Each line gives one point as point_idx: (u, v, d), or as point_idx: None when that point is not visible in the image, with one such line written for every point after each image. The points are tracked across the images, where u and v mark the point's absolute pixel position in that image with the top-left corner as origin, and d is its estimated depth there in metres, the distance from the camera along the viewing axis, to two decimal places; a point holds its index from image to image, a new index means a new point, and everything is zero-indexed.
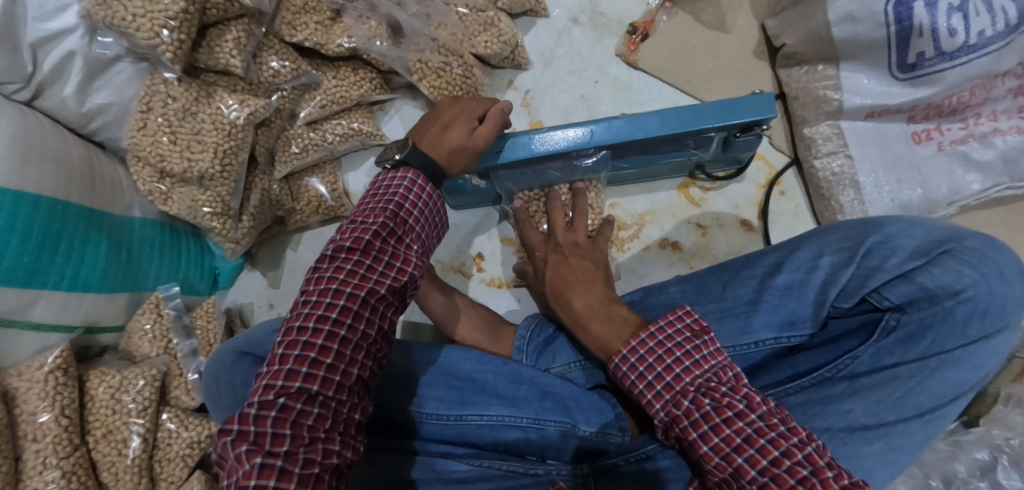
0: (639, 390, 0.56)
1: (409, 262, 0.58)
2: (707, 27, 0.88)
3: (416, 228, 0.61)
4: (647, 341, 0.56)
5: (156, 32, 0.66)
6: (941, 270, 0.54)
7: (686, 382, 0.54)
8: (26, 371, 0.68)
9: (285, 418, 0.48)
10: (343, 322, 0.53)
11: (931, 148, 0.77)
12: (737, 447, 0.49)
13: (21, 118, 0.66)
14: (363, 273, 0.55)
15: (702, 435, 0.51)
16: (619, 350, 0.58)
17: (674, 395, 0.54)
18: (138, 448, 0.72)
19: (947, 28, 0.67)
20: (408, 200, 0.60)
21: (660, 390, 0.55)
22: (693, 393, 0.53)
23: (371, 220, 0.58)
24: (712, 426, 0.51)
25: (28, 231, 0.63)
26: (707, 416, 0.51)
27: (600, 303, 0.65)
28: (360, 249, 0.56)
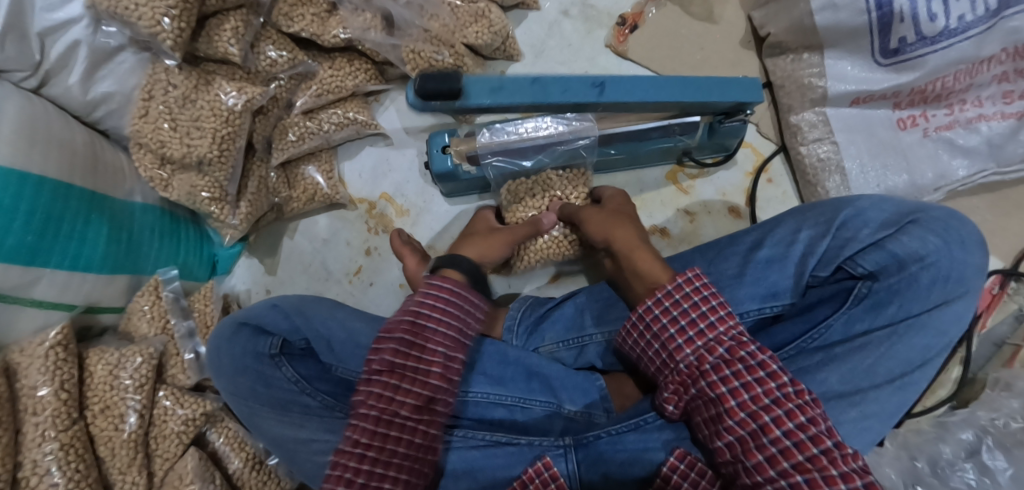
0: (670, 333, 0.58)
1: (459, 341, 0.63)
2: (694, 18, 0.90)
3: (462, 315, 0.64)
4: (685, 290, 0.58)
5: (157, 21, 0.69)
6: (909, 237, 0.57)
7: (718, 334, 0.56)
8: (28, 346, 0.70)
9: (365, 455, 0.56)
10: (423, 393, 0.59)
11: (917, 134, 0.78)
12: (764, 404, 0.53)
13: (28, 105, 0.69)
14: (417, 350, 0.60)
15: (732, 389, 0.54)
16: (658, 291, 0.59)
17: (705, 344, 0.56)
18: (134, 423, 0.74)
19: (927, 13, 0.69)
20: (436, 295, 0.63)
21: (690, 336, 0.57)
22: (728, 346, 0.55)
23: (393, 334, 0.61)
24: (744, 383, 0.54)
25: (32, 211, 0.66)
26: (741, 374, 0.54)
27: (639, 258, 0.66)
28: (405, 348, 0.60)
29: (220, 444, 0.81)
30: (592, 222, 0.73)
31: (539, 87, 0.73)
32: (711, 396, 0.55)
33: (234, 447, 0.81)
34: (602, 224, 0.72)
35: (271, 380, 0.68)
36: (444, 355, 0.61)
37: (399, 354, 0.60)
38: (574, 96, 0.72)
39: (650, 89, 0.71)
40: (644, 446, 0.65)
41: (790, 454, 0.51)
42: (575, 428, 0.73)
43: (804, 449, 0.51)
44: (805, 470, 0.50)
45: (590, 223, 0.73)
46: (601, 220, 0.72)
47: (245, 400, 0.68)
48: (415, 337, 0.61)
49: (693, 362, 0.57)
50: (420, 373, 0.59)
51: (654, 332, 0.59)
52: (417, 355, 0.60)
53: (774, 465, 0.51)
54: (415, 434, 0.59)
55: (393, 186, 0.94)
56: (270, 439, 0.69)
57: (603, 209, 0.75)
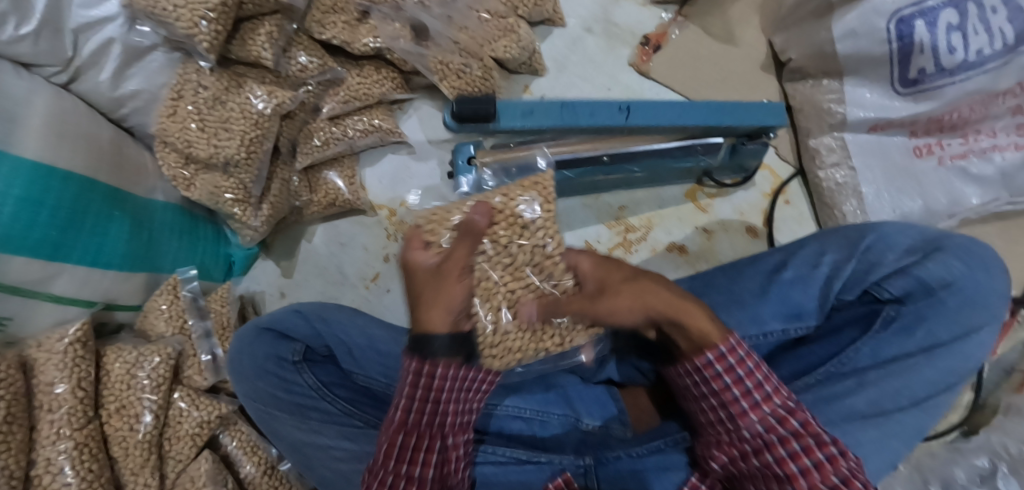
0: (732, 395, 0.56)
1: (453, 431, 0.61)
2: (716, 40, 0.92)
3: (452, 407, 0.60)
4: (744, 354, 0.56)
5: (195, 23, 0.70)
6: (935, 263, 0.58)
7: (782, 402, 0.55)
8: (46, 341, 0.69)
9: None
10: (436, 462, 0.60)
11: (932, 162, 0.80)
12: (832, 482, 0.53)
13: (59, 99, 0.70)
14: (414, 454, 0.58)
15: (800, 466, 0.54)
16: (714, 350, 0.56)
17: (770, 413, 0.55)
18: (150, 424, 0.73)
19: (947, 46, 0.71)
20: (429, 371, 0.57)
21: (743, 395, 0.56)
22: (793, 416, 0.55)
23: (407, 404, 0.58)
24: (814, 462, 0.53)
25: (57, 205, 0.66)
26: (811, 450, 0.54)
27: (700, 321, 0.57)
28: (399, 450, 0.58)
29: (233, 448, 0.80)
30: (624, 309, 0.58)
31: (562, 109, 0.78)
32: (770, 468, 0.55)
33: (246, 451, 0.80)
34: (642, 303, 0.57)
35: (291, 385, 0.69)
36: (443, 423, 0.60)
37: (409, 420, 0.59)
38: (596, 118, 0.78)
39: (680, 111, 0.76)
40: (665, 466, 0.66)
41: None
42: (591, 442, 0.72)
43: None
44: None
45: (620, 308, 0.58)
46: (632, 300, 0.58)
47: (264, 404, 0.68)
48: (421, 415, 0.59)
49: (757, 430, 0.56)
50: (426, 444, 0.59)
51: (715, 390, 0.57)
52: (411, 458, 0.58)
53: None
54: None
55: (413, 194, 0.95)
56: (287, 444, 0.68)
57: (613, 279, 0.59)
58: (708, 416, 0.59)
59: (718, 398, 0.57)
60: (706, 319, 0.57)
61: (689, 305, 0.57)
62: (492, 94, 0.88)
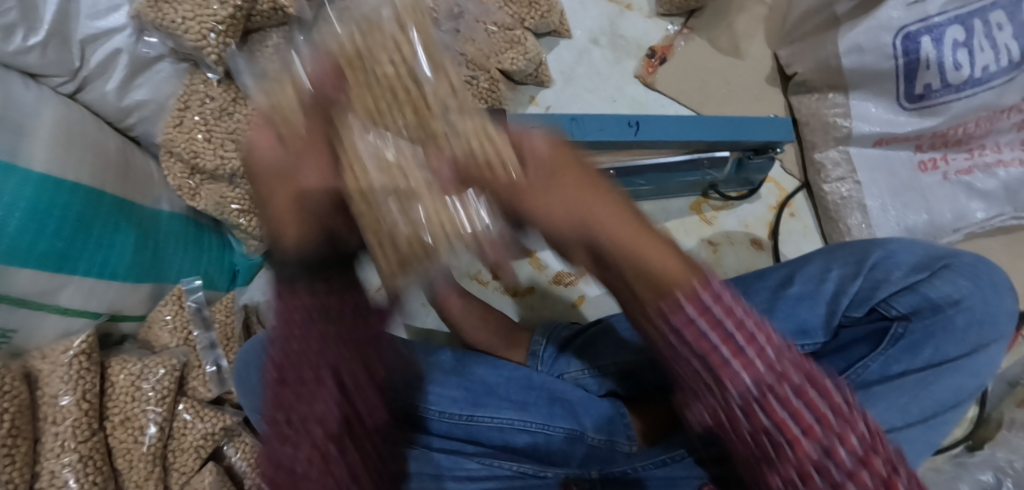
0: (700, 343, 0.36)
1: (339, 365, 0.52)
2: (722, 53, 0.92)
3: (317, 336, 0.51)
4: (722, 291, 0.36)
5: (203, 35, 0.71)
6: (943, 281, 0.59)
7: (784, 357, 0.36)
8: (51, 353, 0.69)
9: None
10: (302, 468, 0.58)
11: (937, 176, 0.81)
12: (858, 478, 0.36)
13: (66, 110, 0.70)
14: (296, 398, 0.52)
15: (820, 468, 0.36)
16: (698, 291, 0.36)
17: (760, 368, 0.36)
18: (154, 436, 0.73)
19: (953, 62, 0.72)
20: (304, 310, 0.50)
21: (747, 349, 0.36)
22: (821, 385, 0.36)
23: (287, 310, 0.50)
24: (856, 462, 0.36)
25: (64, 216, 0.66)
26: (852, 443, 0.36)
27: (671, 257, 0.36)
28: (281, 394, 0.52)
29: (237, 460, 0.80)
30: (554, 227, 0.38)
31: (577, 124, 0.70)
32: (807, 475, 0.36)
33: (249, 463, 0.80)
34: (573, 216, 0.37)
35: None
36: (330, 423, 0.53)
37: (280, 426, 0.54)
38: (611, 135, 0.70)
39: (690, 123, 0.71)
40: None
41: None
42: (598, 456, 0.71)
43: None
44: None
45: (554, 211, 0.37)
46: (577, 206, 0.37)
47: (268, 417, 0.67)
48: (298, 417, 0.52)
49: None
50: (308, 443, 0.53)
51: None
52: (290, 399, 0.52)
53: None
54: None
55: None
56: None
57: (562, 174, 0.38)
58: (690, 375, 0.39)
59: (743, 361, 0.36)
60: (644, 238, 0.36)
61: (630, 221, 0.37)
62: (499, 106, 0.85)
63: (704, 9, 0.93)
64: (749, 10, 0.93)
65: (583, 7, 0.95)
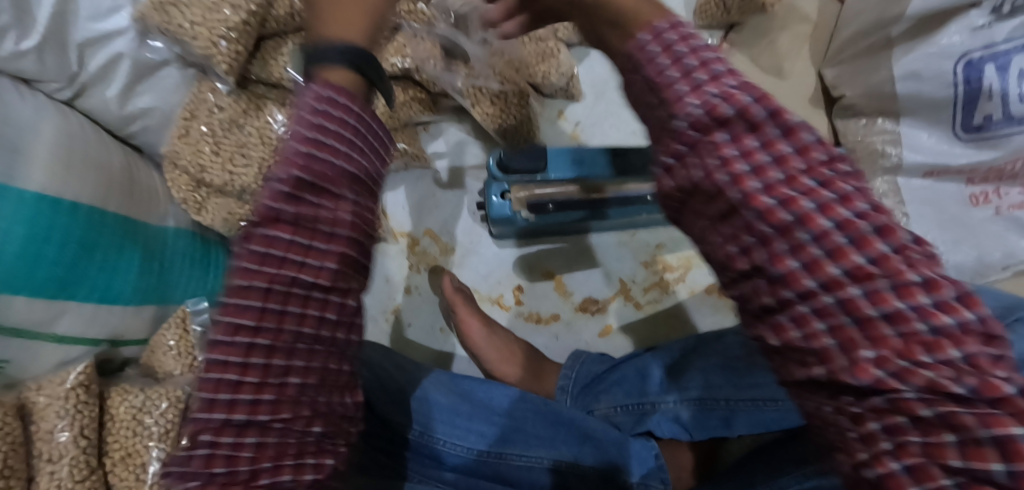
0: (668, 79, 0.41)
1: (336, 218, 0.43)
2: (764, 71, 0.88)
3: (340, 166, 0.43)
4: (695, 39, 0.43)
5: (213, 42, 0.65)
6: (1017, 337, 0.55)
7: (740, 87, 0.41)
8: (48, 385, 0.64)
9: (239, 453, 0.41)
10: (238, 457, 0.41)
11: (988, 211, 0.76)
12: (819, 228, 0.36)
13: (64, 120, 0.64)
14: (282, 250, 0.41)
15: (767, 181, 0.37)
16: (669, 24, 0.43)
17: (721, 90, 0.40)
18: (157, 473, 0.67)
19: (1018, 94, 0.66)
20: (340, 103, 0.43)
21: (705, 81, 0.41)
22: (775, 107, 0.39)
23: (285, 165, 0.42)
24: (802, 189, 0.37)
25: (64, 241, 0.60)
26: (817, 171, 0.37)
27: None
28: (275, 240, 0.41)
29: None
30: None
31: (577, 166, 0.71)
32: (744, 173, 0.38)
33: None
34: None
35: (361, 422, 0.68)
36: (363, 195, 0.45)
37: (240, 316, 0.41)
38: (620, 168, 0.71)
39: None
40: None
41: (919, 372, 0.32)
42: None
43: (843, 288, 0.35)
44: (953, 429, 0.31)
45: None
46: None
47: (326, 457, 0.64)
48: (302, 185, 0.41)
49: None
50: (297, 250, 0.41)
51: None
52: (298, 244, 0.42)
53: (934, 403, 0.32)
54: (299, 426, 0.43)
55: (439, 223, 0.89)
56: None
57: None
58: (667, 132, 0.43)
59: (694, 89, 0.40)
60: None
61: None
62: (528, 121, 0.84)
63: (744, 24, 0.88)
64: (793, 27, 0.88)
65: None
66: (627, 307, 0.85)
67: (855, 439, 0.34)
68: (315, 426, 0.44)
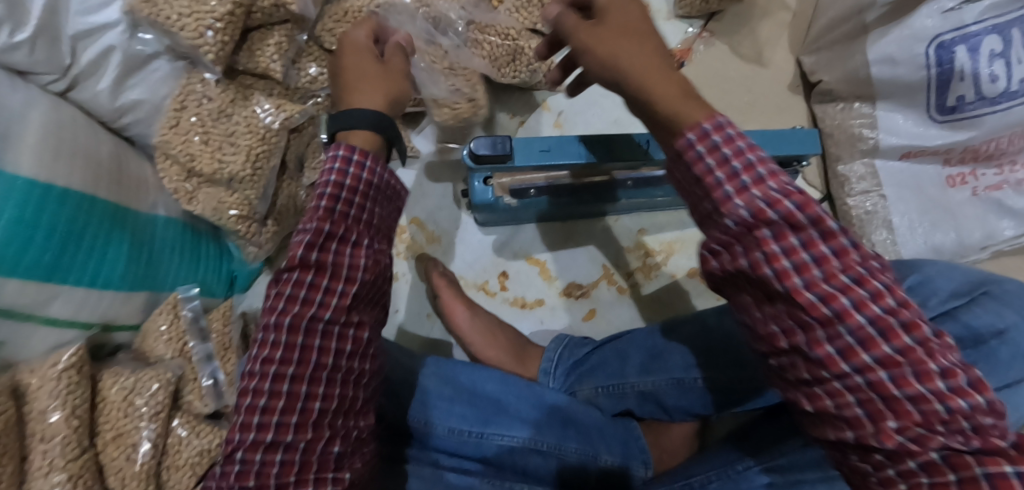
0: (715, 180, 0.42)
1: (357, 268, 0.51)
2: (744, 59, 0.89)
3: (362, 221, 0.52)
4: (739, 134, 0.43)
5: (201, 33, 0.67)
6: (983, 310, 0.55)
7: (781, 183, 0.41)
8: (39, 368, 0.66)
9: (268, 472, 0.48)
10: (268, 473, 0.48)
11: (965, 192, 0.77)
12: (853, 322, 0.39)
13: (55, 110, 0.66)
14: (305, 295, 0.49)
15: (808, 279, 0.40)
16: (710, 120, 0.44)
17: (764, 194, 0.41)
18: (147, 453, 0.69)
19: (988, 74, 0.68)
20: (349, 177, 0.51)
21: (750, 183, 0.42)
22: (813, 207, 0.40)
23: (306, 226, 0.50)
24: (840, 286, 0.39)
25: (52, 229, 0.62)
26: (853, 268, 0.39)
27: (661, 92, 0.46)
28: (308, 274, 0.49)
29: None
30: (616, 26, 0.49)
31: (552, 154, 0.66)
32: (787, 271, 0.40)
33: None
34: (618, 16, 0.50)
35: None
36: (370, 252, 0.53)
37: (271, 349, 0.49)
38: (619, 152, 0.67)
39: None
40: None
41: (934, 438, 0.37)
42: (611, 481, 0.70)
43: (873, 372, 0.39)
44: (954, 468, 0.37)
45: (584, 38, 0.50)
46: (602, 55, 0.49)
47: None
48: (318, 244, 0.49)
49: None
50: (328, 294, 0.50)
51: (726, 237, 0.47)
52: (324, 286, 0.49)
53: (943, 450, 0.37)
54: (334, 438, 0.51)
55: (425, 212, 0.90)
56: None
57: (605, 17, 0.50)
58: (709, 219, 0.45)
59: (741, 193, 0.41)
60: (678, 93, 0.46)
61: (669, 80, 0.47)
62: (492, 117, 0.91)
63: (724, 13, 0.89)
64: (773, 15, 0.90)
65: None
66: (611, 291, 0.87)
67: (875, 482, 0.40)
68: (335, 445, 0.51)
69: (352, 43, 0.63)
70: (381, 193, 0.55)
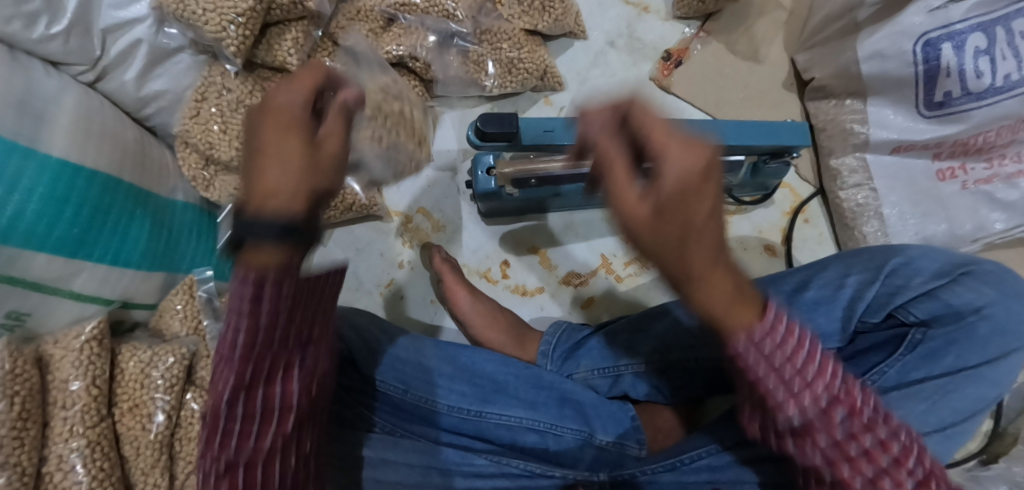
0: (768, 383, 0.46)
1: (291, 392, 0.45)
2: (740, 57, 0.94)
3: (289, 341, 0.44)
4: (787, 325, 0.46)
5: (223, 27, 0.71)
6: (964, 288, 0.59)
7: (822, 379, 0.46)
8: (63, 339, 0.70)
9: None
10: None
11: (956, 186, 0.80)
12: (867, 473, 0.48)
13: (86, 97, 0.70)
14: (240, 438, 0.43)
15: (855, 466, 0.48)
16: (760, 322, 0.45)
17: (815, 399, 0.47)
18: (161, 423, 0.73)
19: (974, 70, 0.71)
20: (265, 308, 0.40)
21: (802, 387, 0.46)
22: (848, 403, 0.47)
23: (224, 371, 0.42)
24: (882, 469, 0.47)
25: (81, 204, 0.66)
26: (893, 452, 0.47)
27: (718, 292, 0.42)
28: (239, 415, 0.42)
29: None
30: (692, 226, 0.40)
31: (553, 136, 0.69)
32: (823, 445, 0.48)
33: None
34: (680, 215, 0.40)
35: None
36: (303, 365, 0.46)
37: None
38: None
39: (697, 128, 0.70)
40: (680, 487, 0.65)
41: None
42: (606, 459, 0.72)
43: None
44: None
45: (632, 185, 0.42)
46: (669, 217, 0.40)
47: None
48: (242, 387, 0.42)
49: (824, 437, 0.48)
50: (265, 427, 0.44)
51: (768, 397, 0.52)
52: (260, 420, 0.44)
53: None
54: None
55: (431, 201, 0.94)
56: None
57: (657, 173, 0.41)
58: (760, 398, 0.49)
59: (790, 394, 0.46)
60: (724, 288, 0.43)
61: (720, 262, 0.42)
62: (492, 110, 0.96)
63: (721, 13, 0.95)
64: (769, 15, 0.94)
65: (601, 9, 0.98)
66: (609, 279, 0.90)
67: None
68: None
69: (277, 109, 0.41)
70: (303, 295, 0.44)
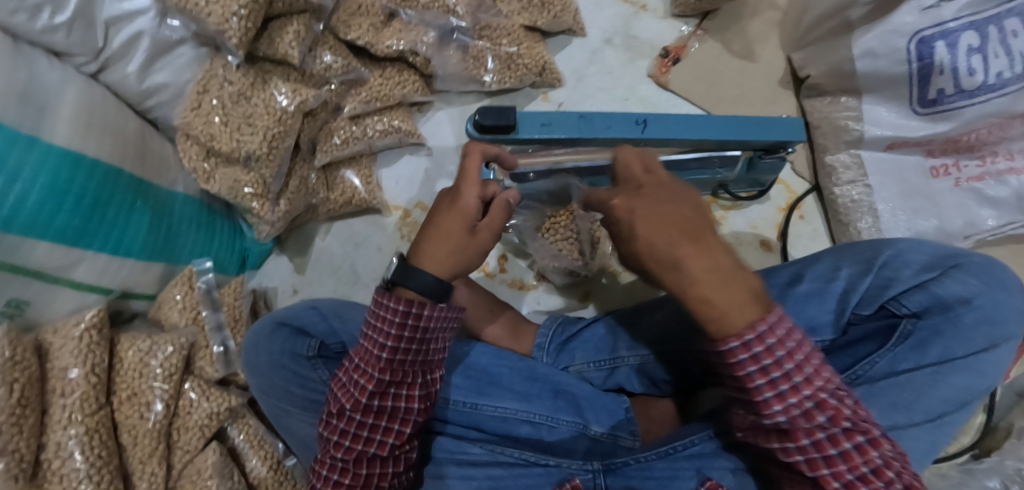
0: (756, 383, 0.51)
1: (412, 396, 0.59)
2: (735, 55, 0.95)
3: (409, 355, 0.58)
4: (781, 336, 0.50)
5: (226, 18, 0.71)
6: (952, 281, 0.60)
7: (796, 363, 0.50)
8: (62, 327, 0.70)
9: None
10: None
11: (948, 182, 0.81)
12: (839, 451, 0.50)
13: (88, 88, 0.70)
14: (376, 420, 0.58)
15: (835, 470, 0.50)
16: (751, 330, 0.50)
17: (800, 402, 0.51)
18: (160, 413, 0.74)
19: (966, 68, 0.72)
20: (406, 325, 0.56)
21: (787, 390, 0.50)
22: (833, 410, 0.50)
23: (370, 364, 0.58)
24: (860, 476, 0.50)
25: (82, 194, 0.66)
26: (873, 461, 0.50)
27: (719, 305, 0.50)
28: (376, 396, 0.58)
29: (240, 441, 0.81)
30: (642, 242, 0.53)
31: (550, 129, 0.70)
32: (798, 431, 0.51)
33: (253, 445, 0.81)
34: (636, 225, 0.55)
35: (305, 381, 0.70)
36: (422, 389, 0.60)
37: (340, 475, 0.58)
38: (618, 133, 0.70)
39: (694, 125, 0.71)
40: (672, 474, 0.64)
41: None
42: (600, 451, 0.72)
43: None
44: None
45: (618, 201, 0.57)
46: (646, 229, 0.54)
47: (277, 399, 0.70)
48: (378, 394, 0.58)
49: (792, 417, 0.51)
50: (386, 433, 0.58)
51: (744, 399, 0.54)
52: (389, 406, 0.58)
53: None
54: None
55: (428, 195, 0.98)
56: (298, 439, 0.70)
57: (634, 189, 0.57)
58: (739, 390, 0.53)
59: (764, 383, 0.51)
60: (721, 296, 0.50)
61: (687, 270, 0.51)
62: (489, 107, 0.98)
63: (717, 12, 0.96)
64: (763, 15, 0.96)
65: (599, 7, 0.99)
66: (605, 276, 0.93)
67: None
68: None
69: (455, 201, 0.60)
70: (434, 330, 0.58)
